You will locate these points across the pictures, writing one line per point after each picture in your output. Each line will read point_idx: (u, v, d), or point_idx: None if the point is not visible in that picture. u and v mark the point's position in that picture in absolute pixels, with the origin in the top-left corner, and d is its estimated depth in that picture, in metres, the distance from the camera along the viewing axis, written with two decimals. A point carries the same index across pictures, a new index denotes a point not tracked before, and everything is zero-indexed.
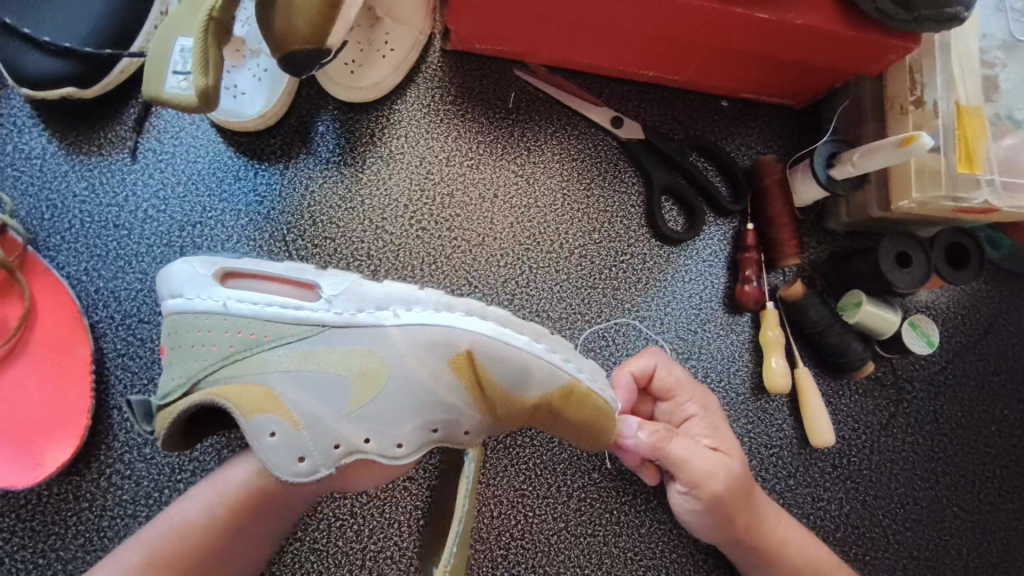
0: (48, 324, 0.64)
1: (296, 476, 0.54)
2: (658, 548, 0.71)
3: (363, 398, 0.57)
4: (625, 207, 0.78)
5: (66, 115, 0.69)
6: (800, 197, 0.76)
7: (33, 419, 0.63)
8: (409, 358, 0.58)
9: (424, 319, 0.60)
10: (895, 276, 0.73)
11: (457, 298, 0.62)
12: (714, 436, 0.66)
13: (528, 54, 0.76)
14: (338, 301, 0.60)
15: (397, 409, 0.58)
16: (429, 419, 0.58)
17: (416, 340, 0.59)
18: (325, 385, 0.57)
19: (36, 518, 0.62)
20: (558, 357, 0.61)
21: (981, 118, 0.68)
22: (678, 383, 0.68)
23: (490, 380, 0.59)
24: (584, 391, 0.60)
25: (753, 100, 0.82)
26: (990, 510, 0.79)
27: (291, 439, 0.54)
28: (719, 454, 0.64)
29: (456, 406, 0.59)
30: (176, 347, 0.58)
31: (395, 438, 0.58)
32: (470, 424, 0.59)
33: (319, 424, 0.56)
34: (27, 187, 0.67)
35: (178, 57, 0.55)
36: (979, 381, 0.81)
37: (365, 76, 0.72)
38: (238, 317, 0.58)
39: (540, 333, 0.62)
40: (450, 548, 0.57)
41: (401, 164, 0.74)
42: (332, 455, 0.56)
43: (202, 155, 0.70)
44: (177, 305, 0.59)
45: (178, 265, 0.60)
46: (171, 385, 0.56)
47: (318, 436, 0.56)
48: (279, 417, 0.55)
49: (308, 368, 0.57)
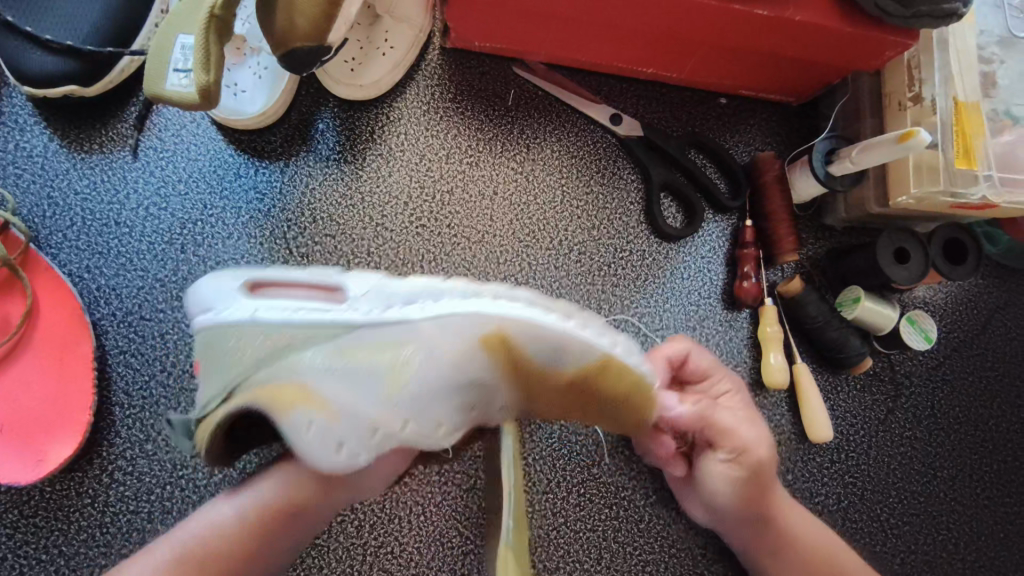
0: (51, 322, 0.65)
1: (336, 464, 0.55)
2: (657, 543, 0.72)
3: (397, 386, 0.56)
4: (624, 203, 0.79)
5: (67, 114, 0.69)
6: (798, 193, 0.77)
7: (35, 415, 0.63)
8: (442, 348, 0.56)
9: (453, 310, 0.56)
10: (893, 271, 0.73)
11: (484, 283, 0.58)
12: (748, 412, 0.64)
13: (527, 52, 0.76)
14: (365, 302, 0.58)
15: (433, 396, 0.56)
16: (465, 402, 0.57)
17: (447, 330, 0.56)
18: (359, 377, 0.56)
19: (39, 514, 0.63)
20: (592, 331, 0.55)
21: (979, 115, 0.68)
22: (711, 363, 0.66)
23: (528, 364, 0.55)
24: (622, 366, 0.55)
25: (752, 96, 0.82)
26: (988, 504, 0.79)
27: (328, 429, 0.54)
28: (757, 428, 0.63)
29: (494, 389, 0.57)
30: (214, 359, 0.57)
31: (432, 422, 0.57)
32: (504, 405, 0.58)
33: (356, 414, 0.55)
34: (29, 185, 0.67)
35: (180, 54, 0.55)
36: (977, 376, 0.81)
37: (365, 75, 0.73)
38: (266, 325, 0.57)
39: (571, 309, 0.57)
40: (508, 524, 0.56)
41: (402, 162, 0.74)
42: (369, 441, 0.56)
43: (203, 153, 0.71)
44: (209, 318, 0.58)
45: (208, 281, 0.60)
46: (209, 396, 0.56)
47: (355, 424, 0.55)
48: (317, 411, 0.54)
49: (341, 365, 0.56)
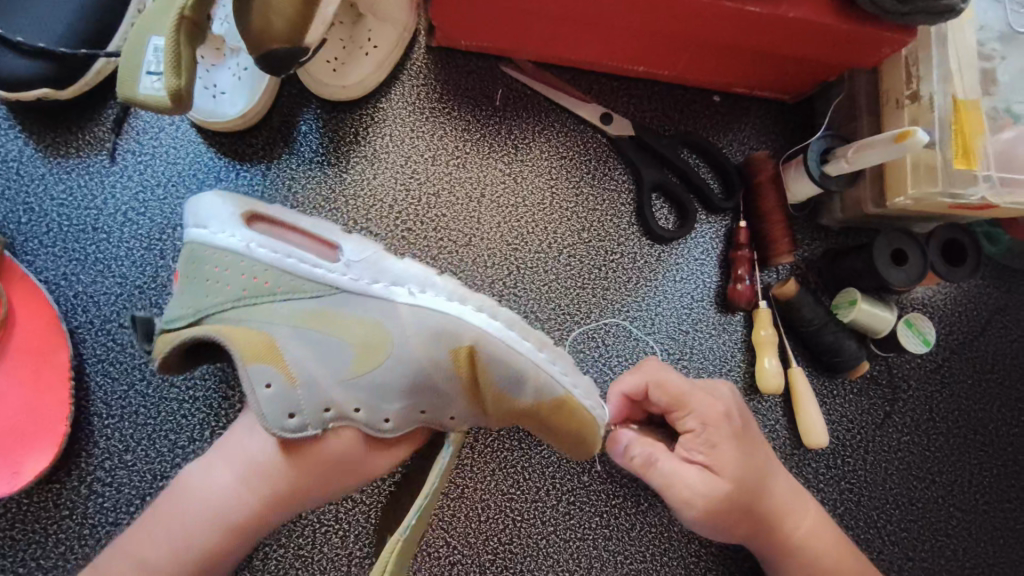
0: (26, 331, 0.63)
1: (284, 432, 0.55)
2: (648, 551, 0.71)
3: (361, 367, 0.57)
4: (615, 204, 0.77)
5: (43, 117, 0.67)
6: (793, 193, 0.75)
7: (11, 426, 0.62)
8: (413, 341, 0.57)
9: (435, 305, 0.58)
10: (890, 274, 0.72)
11: (473, 292, 0.60)
12: (708, 452, 0.59)
13: (514, 50, 0.74)
14: (356, 268, 0.59)
15: (389, 388, 0.57)
16: (417, 402, 0.58)
17: (424, 324, 0.57)
18: (326, 347, 0.57)
19: (16, 527, 0.61)
20: (558, 369, 0.59)
21: (979, 111, 0.66)
22: (674, 394, 0.61)
23: (488, 379, 0.58)
24: (577, 407, 0.58)
25: (747, 94, 0.80)
26: (987, 509, 0.78)
27: (285, 393, 0.55)
28: (705, 472, 0.59)
29: (448, 397, 0.58)
30: (189, 277, 0.57)
31: (384, 414, 0.58)
32: (457, 411, 0.59)
33: (314, 384, 0.56)
34: (5, 190, 0.66)
35: (153, 56, 0.54)
36: (977, 379, 0.80)
37: (348, 74, 0.71)
38: (255, 262, 0.57)
39: (544, 341, 0.59)
40: (410, 517, 0.55)
41: (386, 164, 0.73)
42: (321, 417, 0.56)
43: (182, 157, 0.69)
44: (198, 236, 0.58)
45: (207, 196, 0.59)
46: (180, 314, 0.57)
47: (311, 395, 0.56)
48: (279, 371, 0.55)
49: (314, 330, 0.57)
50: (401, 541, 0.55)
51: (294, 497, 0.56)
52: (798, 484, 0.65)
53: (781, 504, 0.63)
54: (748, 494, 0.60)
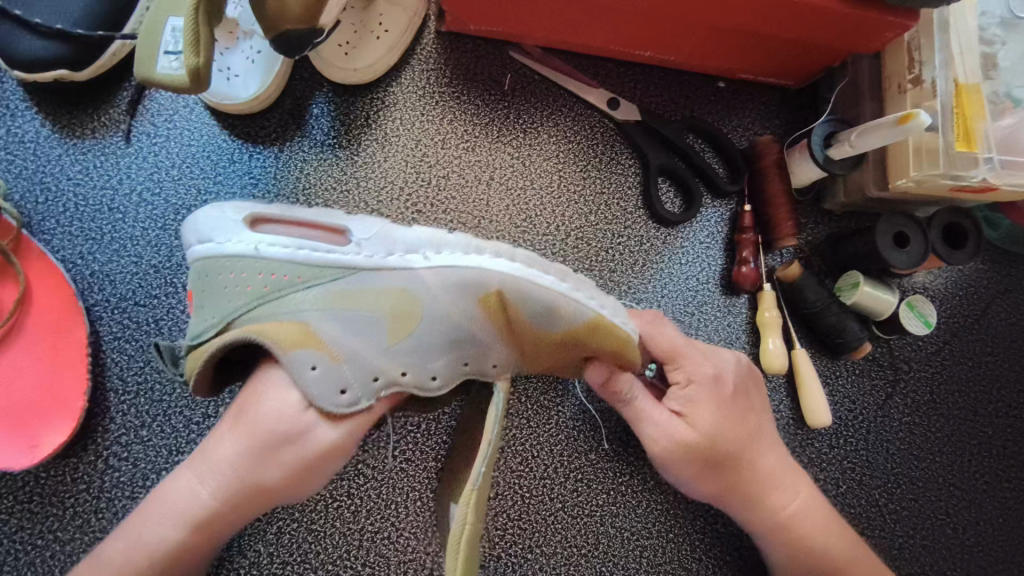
0: (44, 307, 0.64)
1: (339, 407, 0.55)
2: (654, 528, 0.72)
3: (398, 333, 0.57)
4: (622, 187, 0.78)
5: (59, 98, 0.68)
6: (797, 177, 0.76)
7: (30, 401, 0.63)
8: (441, 298, 0.58)
9: (453, 261, 0.58)
10: (892, 256, 0.73)
11: (485, 241, 0.60)
12: (686, 405, 0.62)
13: (522, 36, 0.75)
14: (368, 245, 0.59)
15: (430, 345, 0.58)
16: (459, 354, 0.58)
17: (447, 280, 0.58)
18: (359, 322, 0.57)
19: (34, 499, 0.63)
20: (583, 295, 0.59)
21: (980, 96, 0.67)
22: (671, 348, 0.63)
23: (522, 319, 0.58)
24: (609, 325, 0.59)
25: (752, 80, 0.82)
26: (987, 489, 0.79)
27: (330, 370, 0.55)
28: (679, 421, 0.61)
29: (489, 344, 0.59)
30: (207, 292, 0.58)
31: (430, 370, 0.58)
32: (499, 359, 0.59)
33: (358, 358, 0.56)
34: (22, 170, 0.67)
35: (172, 37, 0.54)
36: (976, 362, 0.81)
37: (358, 58, 0.72)
38: (270, 260, 0.58)
39: (565, 272, 0.61)
40: (478, 467, 0.54)
41: (398, 147, 0.74)
42: (370, 387, 0.57)
43: (196, 138, 0.70)
44: (208, 249, 0.59)
45: (209, 210, 0.60)
46: (205, 325, 0.58)
47: (356, 368, 0.56)
48: (320, 351, 0.55)
49: (342, 307, 0.57)
50: (473, 493, 0.53)
51: (252, 487, 0.55)
52: (789, 457, 0.66)
53: (776, 473, 0.64)
54: (726, 452, 0.61)
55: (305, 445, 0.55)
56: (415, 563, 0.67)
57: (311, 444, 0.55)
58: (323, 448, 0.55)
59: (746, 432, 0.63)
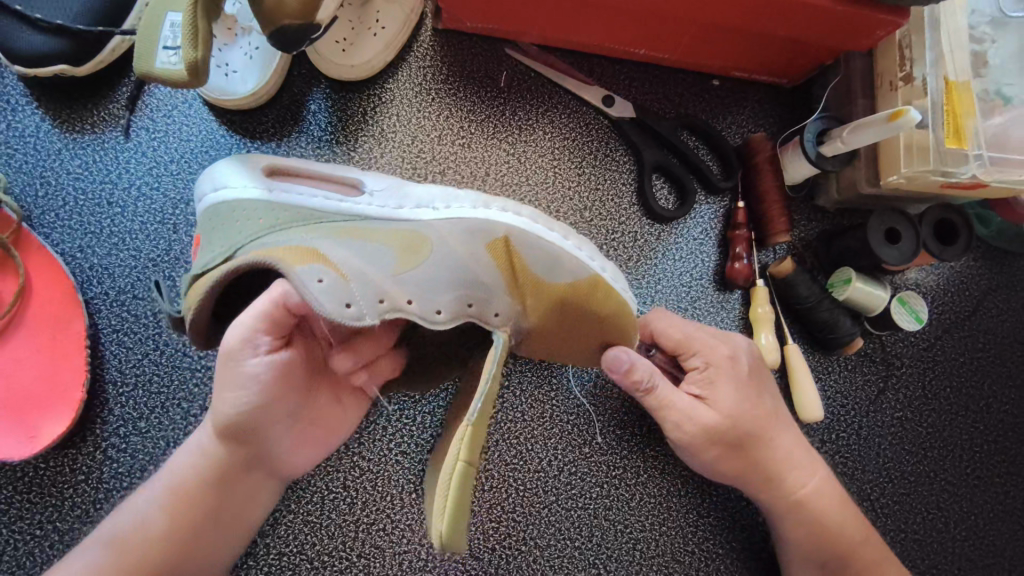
0: (43, 301, 0.65)
1: (345, 320, 0.52)
2: (648, 521, 0.72)
3: (407, 264, 0.56)
4: (617, 184, 0.79)
5: (59, 93, 0.69)
6: (789, 175, 0.77)
7: (28, 392, 0.63)
8: (451, 241, 0.59)
9: (462, 214, 0.61)
10: (883, 251, 0.74)
11: (492, 199, 0.63)
12: (705, 387, 0.63)
13: (519, 33, 0.76)
14: (381, 196, 0.62)
15: (438, 279, 0.57)
16: (466, 292, 0.57)
17: (456, 227, 0.60)
18: (369, 251, 0.56)
19: (32, 490, 0.63)
20: (585, 254, 0.62)
21: (970, 94, 0.67)
22: (683, 338, 0.65)
23: (526, 266, 0.59)
24: (609, 285, 0.61)
25: (746, 78, 0.82)
26: (978, 484, 0.80)
27: (338, 285, 0.52)
28: (700, 404, 0.62)
29: (493, 288, 0.58)
30: (216, 227, 0.58)
31: (436, 305, 0.56)
32: (501, 308, 0.58)
33: (366, 278, 0.54)
34: (22, 164, 0.68)
35: (169, 32, 0.55)
36: (967, 358, 0.82)
37: (356, 55, 0.72)
38: (283, 204, 0.59)
39: (568, 231, 0.63)
40: (475, 402, 0.51)
41: (394, 143, 0.75)
42: (377, 307, 0.54)
43: (195, 134, 0.71)
44: (222, 194, 0.60)
45: (222, 164, 0.61)
46: (209, 255, 0.56)
47: (365, 288, 0.53)
48: (326, 267, 0.52)
49: (351, 238, 0.57)
50: (469, 429, 0.50)
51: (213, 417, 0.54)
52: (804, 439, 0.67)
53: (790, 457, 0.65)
54: (743, 433, 0.63)
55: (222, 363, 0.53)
56: (409, 554, 0.68)
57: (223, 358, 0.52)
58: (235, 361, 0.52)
59: (764, 411, 0.64)
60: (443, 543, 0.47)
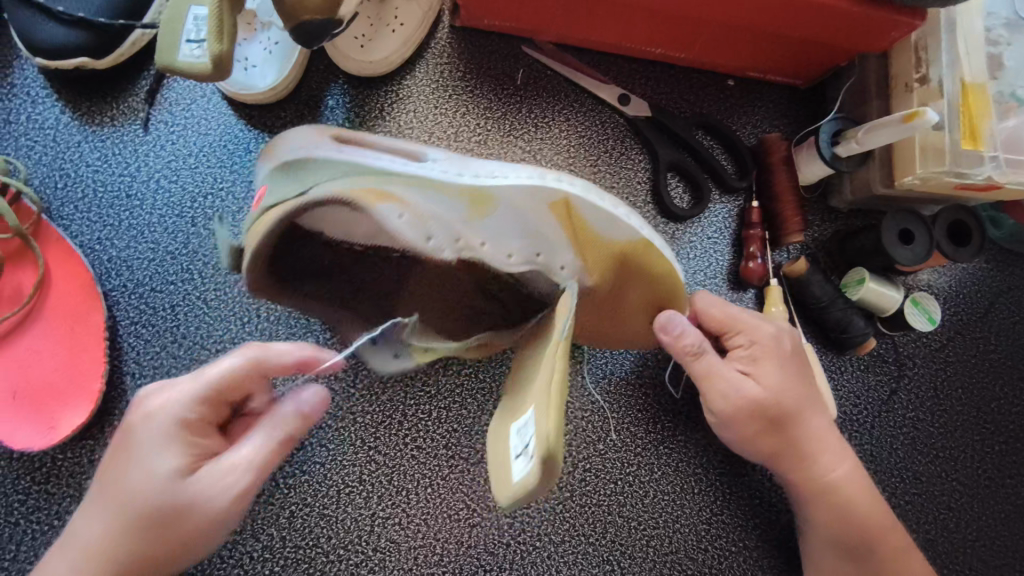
0: (62, 293, 0.65)
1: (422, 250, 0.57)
2: (662, 518, 0.72)
3: (477, 213, 0.58)
4: (631, 182, 0.79)
5: (79, 86, 0.69)
6: (804, 175, 0.78)
7: (47, 383, 0.64)
8: (517, 194, 0.59)
9: (526, 180, 0.59)
10: (897, 252, 0.74)
11: (550, 171, 0.61)
12: (750, 364, 0.64)
13: (536, 31, 0.76)
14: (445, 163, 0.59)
15: (506, 229, 0.59)
16: (532, 243, 0.59)
17: (522, 181, 0.59)
18: (441, 198, 0.58)
19: (51, 480, 0.63)
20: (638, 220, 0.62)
21: (986, 95, 0.68)
22: (725, 316, 0.65)
23: (588, 224, 0.60)
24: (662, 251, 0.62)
25: (760, 79, 0.83)
26: (989, 485, 0.80)
27: (412, 222, 0.56)
28: (746, 379, 0.63)
29: (554, 246, 0.59)
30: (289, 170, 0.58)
31: (507, 250, 0.59)
32: (567, 261, 0.59)
33: (439, 220, 0.57)
34: (41, 156, 0.68)
35: (193, 25, 0.56)
36: (979, 359, 0.82)
37: (374, 51, 0.73)
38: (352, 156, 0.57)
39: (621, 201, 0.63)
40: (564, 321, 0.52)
41: (411, 139, 0.75)
42: (448, 243, 0.58)
43: (213, 128, 0.71)
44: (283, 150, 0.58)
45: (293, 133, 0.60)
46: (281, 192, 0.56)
47: (437, 228, 0.57)
48: (399, 206, 0.56)
49: (422, 187, 0.57)
50: (561, 344, 0.50)
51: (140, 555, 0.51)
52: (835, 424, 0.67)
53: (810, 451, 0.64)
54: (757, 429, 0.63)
55: (193, 513, 0.51)
56: (425, 549, 0.68)
57: (194, 515, 0.50)
58: (215, 513, 0.51)
59: (804, 395, 0.64)
60: (548, 444, 0.43)
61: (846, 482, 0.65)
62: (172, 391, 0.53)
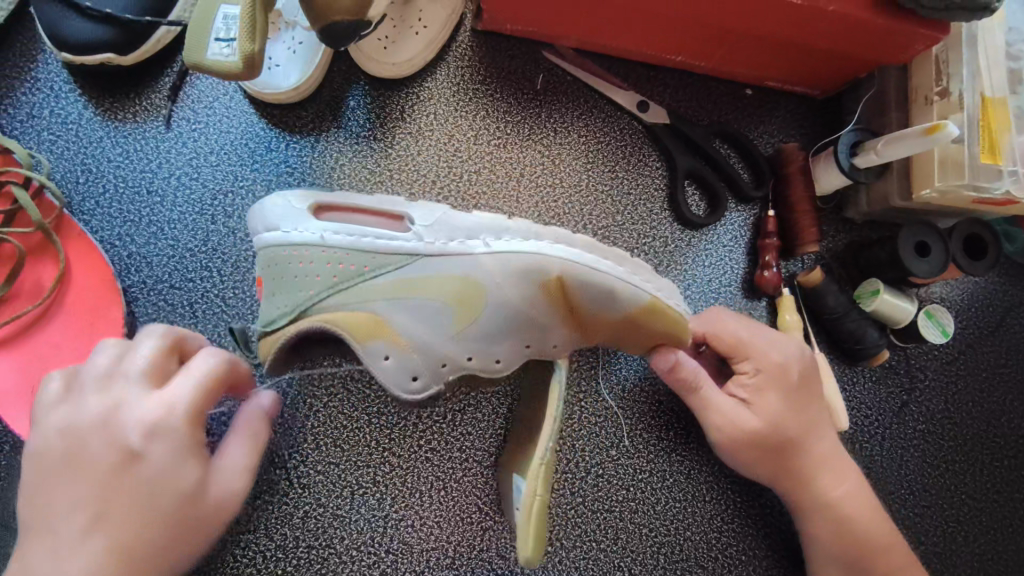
0: (82, 288, 0.66)
1: (412, 393, 0.59)
2: (673, 525, 0.72)
3: (464, 318, 0.60)
4: (649, 188, 0.79)
5: (103, 81, 0.69)
6: (822, 184, 0.77)
7: None
8: (504, 281, 0.60)
9: (513, 248, 0.61)
10: (915, 264, 0.73)
11: (546, 227, 0.63)
12: (752, 392, 0.65)
13: (558, 36, 0.77)
14: (433, 231, 0.61)
15: (493, 333, 0.61)
16: (522, 337, 0.61)
17: (506, 265, 0.60)
18: (427, 311, 0.60)
19: None
20: (637, 278, 0.63)
21: (1005, 110, 0.68)
22: (735, 342, 0.66)
23: (579, 304, 0.62)
24: (664, 307, 0.63)
25: (779, 88, 0.83)
26: (998, 498, 0.80)
27: (403, 359, 0.59)
28: (743, 408, 0.65)
29: (550, 326, 0.62)
30: (279, 279, 0.59)
31: (494, 355, 0.61)
32: (559, 339, 0.62)
33: (426, 347, 0.59)
34: (63, 151, 0.68)
35: (223, 24, 0.56)
36: (990, 373, 0.82)
37: (397, 52, 0.73)
38: (335, 248, 0.60)
39: (621, 257, 0.64)
40: (546, 442, 0.60)
41: (430, 142, 0.75)
42: (440, 372, 0.60)
43: (235, 126, 0.71)
44: (275, 238, 0.60)
45: (271, 201, 0.61)
46: (274, 314, 0.58)
47: (425, 357, 0.59)
48: (391, 341, 0.59)
49: (406, 295, 0.60)
50: (543, 465, 0.59)
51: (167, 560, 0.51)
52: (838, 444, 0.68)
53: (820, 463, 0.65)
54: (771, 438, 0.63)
55: (218, 509, 0.54)
56: (437, 551, 0.68)
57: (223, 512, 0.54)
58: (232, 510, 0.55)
59: (809, 419, 0.65)
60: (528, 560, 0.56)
61: (858, 492, 0.66)
62: (150, 404, 0.52)
